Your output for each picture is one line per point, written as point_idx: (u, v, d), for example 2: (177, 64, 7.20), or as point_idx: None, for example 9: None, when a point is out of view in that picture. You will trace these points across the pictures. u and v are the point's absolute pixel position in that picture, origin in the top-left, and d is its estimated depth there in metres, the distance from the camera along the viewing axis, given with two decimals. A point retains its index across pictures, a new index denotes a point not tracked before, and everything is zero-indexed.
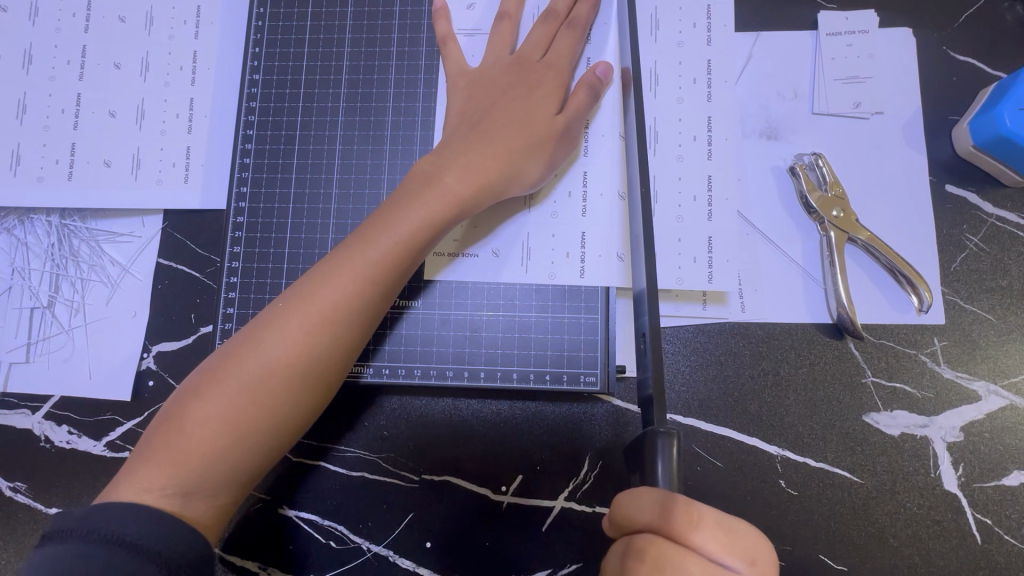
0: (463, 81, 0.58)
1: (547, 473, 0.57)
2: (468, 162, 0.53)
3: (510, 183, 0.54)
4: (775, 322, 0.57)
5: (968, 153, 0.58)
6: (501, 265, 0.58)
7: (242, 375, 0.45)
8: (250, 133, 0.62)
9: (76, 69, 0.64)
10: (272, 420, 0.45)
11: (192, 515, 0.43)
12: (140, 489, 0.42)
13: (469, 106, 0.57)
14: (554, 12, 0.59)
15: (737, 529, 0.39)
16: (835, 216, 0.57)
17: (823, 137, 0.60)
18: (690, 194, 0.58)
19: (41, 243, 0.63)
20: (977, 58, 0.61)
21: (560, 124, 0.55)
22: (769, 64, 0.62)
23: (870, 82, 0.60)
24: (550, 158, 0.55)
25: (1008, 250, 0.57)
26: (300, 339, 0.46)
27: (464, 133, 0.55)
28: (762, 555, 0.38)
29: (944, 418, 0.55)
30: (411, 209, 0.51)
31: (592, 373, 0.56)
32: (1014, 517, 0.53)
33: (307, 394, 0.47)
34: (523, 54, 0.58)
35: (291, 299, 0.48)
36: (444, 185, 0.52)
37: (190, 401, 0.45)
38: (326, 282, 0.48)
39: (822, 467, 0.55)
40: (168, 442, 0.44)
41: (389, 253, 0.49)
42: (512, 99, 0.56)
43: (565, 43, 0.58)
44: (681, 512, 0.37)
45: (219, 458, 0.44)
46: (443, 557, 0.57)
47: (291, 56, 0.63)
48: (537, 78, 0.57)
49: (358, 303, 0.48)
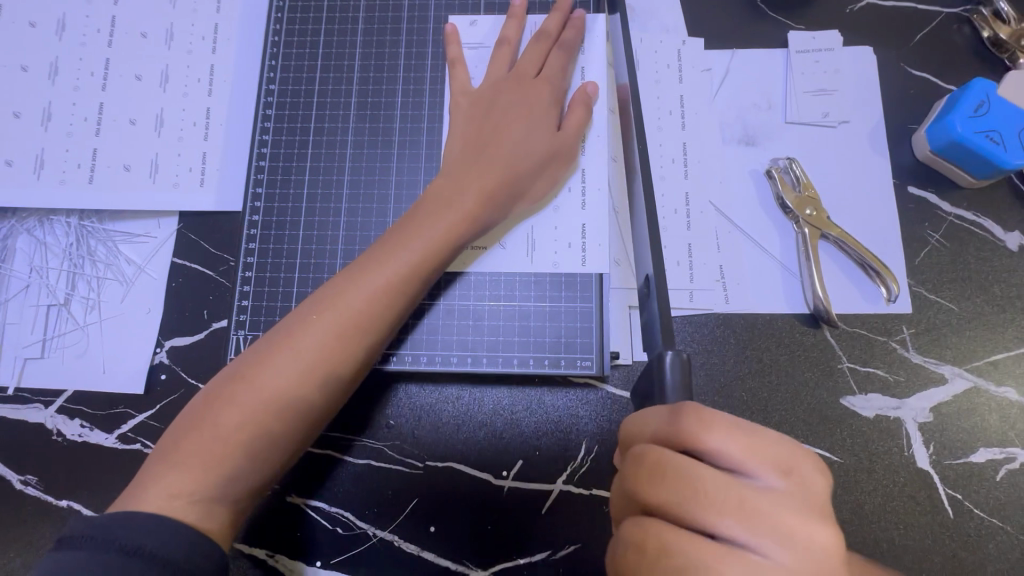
0: (464, 100, 0.63)
1: (544, 458, 0.60)
2: (481, 184, 0.56)
3: (515, 201, 0.59)
4: (757, 313, 0.62)
5: (926, 157, 0.63)
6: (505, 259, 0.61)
7: (272, 382, 0.48)
8: (266, 139, 0.66)
9: (100, 80, 0.68)
10: (301, 422, 0.49)
11: (212, 520, 0.45)
12: (170, 494, 0.44)
13: (471, 129, 0.61)
14: (545, 34, 0.64)
15: (757, 434, 0.38)
16: (809, 214, 0.62)
17: (797, 143, 0.66)
18: (670, 208, 0.64)
19: (60, 243, 0.66)
20: (931, 73, 0.67)
21: (562, 141, 0.60)
22: (746, 77, 0.67)
23: (838, 94, 0.66)
24: (554, 175, 0.61)
25: (966, 245, 0.63)
26: (329, 348, 0.50)
27: (473, 155, 0.58)
28: (791, 463, 0.37)
29: (914, 400, 0.59)
30: (429, 225, 0.55)
31: (587, 358, 0.60)
32: (982, 491, 0.57)
33: (335, 396, 0.51)
34: (518, 72, 0.62)
35: (321, 305, 0.51)
36: (462, 207, 0.56)
37: (219, 406, 0.48)
38: (355, 291, 0.52)
39: (804, 447, 0.58)
40: (198, 448, 0.46)
41: (413, 268, 0.53)
42: (514, 118, 0.60)
43: (556, 62, 0.63)
44: (686, 417, 0.37)
45: (249, 462, 0.47)
46: (445, 541, 0.59)
47: (304, 68, 0.68)
48: (533, 94, 0.61)
49: (383, 313, 0.52)
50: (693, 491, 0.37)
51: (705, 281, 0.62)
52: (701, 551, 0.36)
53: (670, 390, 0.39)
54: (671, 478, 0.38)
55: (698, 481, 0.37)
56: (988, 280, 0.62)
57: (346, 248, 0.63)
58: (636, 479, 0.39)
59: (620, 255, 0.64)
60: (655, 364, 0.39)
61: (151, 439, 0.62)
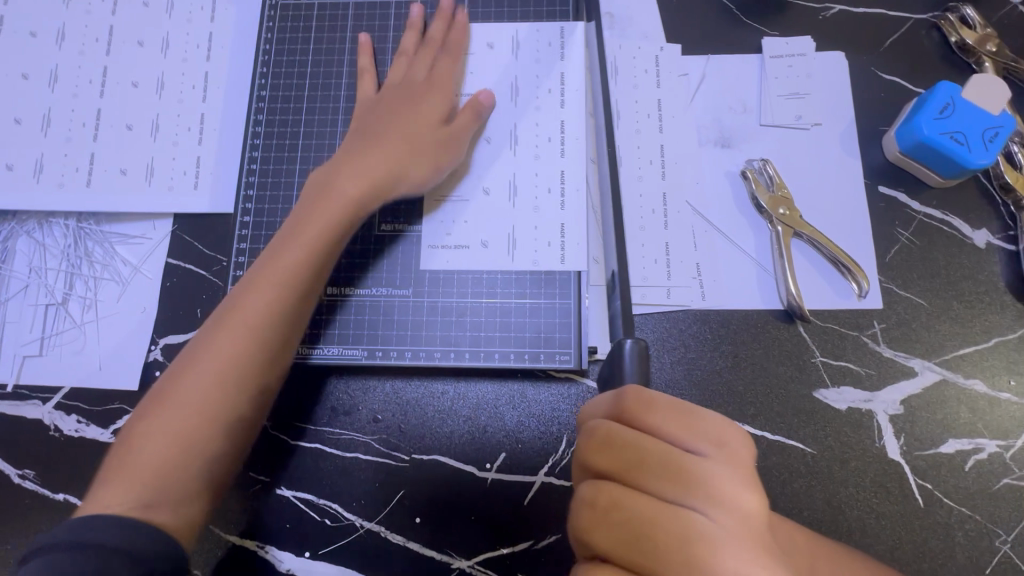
0: (364, 110, 0.65)
1: (525, 450, 0.62)
2: (358, 177, 0.59)
3: (401, 183, 0.61)
4: (732, 309, 0.64)
5: (895, 157, 0.66)
6: (431, 254, 0.64)
7: (185, 390, 0.50)
8: (257, 143, 0.69)
9: (98, 87, 0.70)
10: (218, 422, 0.50)
11: (158, 519, 0.46)
12: (102, 504, 0.46)
13: (359, 136, 0.63)
14: (408, 41, 0.67)
15: (697, 412, 0.41)
16: (782, 213, 0.64)
17: (771, 144, 0.68)
18: (648, 208, 0.66)
19: (58, 244, 0.68)
20: (902, 77, 0.69)
21: (441, 129, 0.62)
22: (721, 81, 0.70)
23: (810, 97, 0.69)
24: (439, 156, 0.62)
25: (935, 242, 0.64)
26: (229, 348, 0.52)
27: (353, 157, 0.61)
28: (727, 438, 0.41)
29: (885, 393, 0.61)
30: (315, 225, 0.57)
31: (566, 352, 0.62)
32: (951, 481, 0.59)
33: (251, 393, 0.52)
34: (390, 78, 0.65)
35: (216, 317, 0.54)
36: (337, 201, 0.58)
37: (138, 423, 0.50)
38: (245, 296, 0.54)
39: (777, 438, 0.60)
40: (123, 462, 0.48)
41: (303, 265, 0.55)
42: (389, 116, 0.62)
43: (422, 61, 0.66)
44: (633, 396, 0.40)
45: (173, 468, 0.48)
46: (431, 532, 0.60)
47: (295, 75, 0.70)
48: (419, 94, 0.64)
49: (278, 307, 0.54)
50: (639, 460, 0.40)
51: (682, 278, 0.64)
52: (645, 512, 0.39)
53: (628, 375, 0.43)
54: (621, 447, 0.40)
55: (645, 450, 0.40)
56: (956, 276, 0.64)
57: None
58: (588, 448, 0.41)
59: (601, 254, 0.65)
60: (616, 353, 0.43)
61: None
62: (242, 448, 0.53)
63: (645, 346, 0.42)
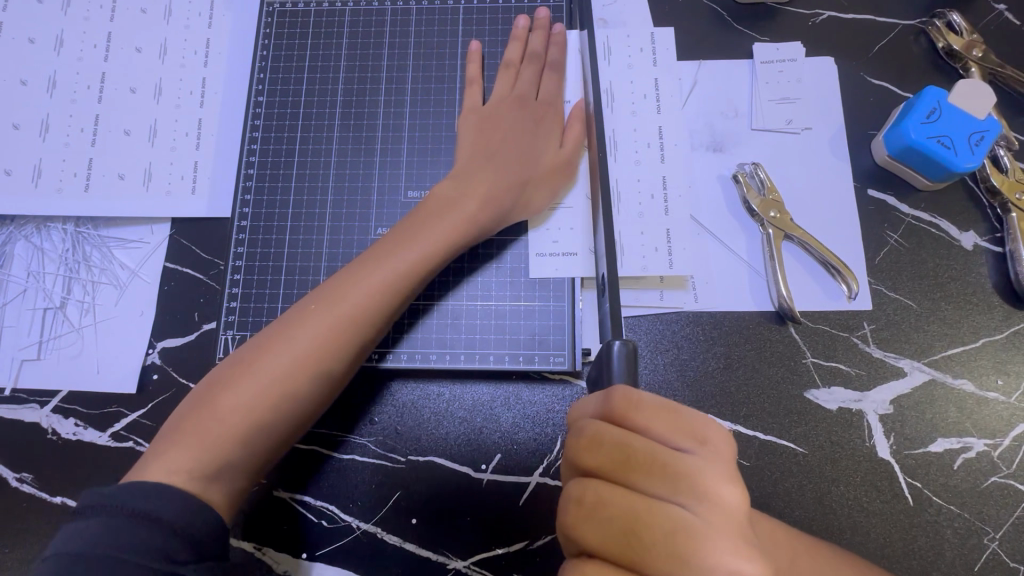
0: (473, 117, 0.66)
1: (520, 451, 0.63)
2: (482, 192, 0.60)
3: (518, 212, 0.62)
4: (725, 311, 0.64)
5: (884, 161, 0.67)
6: (537, 262, 0.64)
7: (273, 369, 0.51)
8: (255, 148, 0.69)
9: (96, 93, 0.71)
10: (295, 408, 0.52)
11: (211, 495, 0.48)
12: (172, 467, 0.47)
13: (480, 140, 0.64)
14: (536, 55, 0.68)
15: (683, 410, 0.42)
16: (773, 216, 0.65)
17: (762, 149, 0.69)
18: (646, 194, 0.66)
19: (56, 249, 0.69)
20: (889, 82, 0.70)
21: (562, 156, 0.64)
22: (713, 86, 0.71)
23: (800, 102, 0.70)
24: (552, 187, 0.64)
25: (923, 244, 0.65)
26: (326, 340, 0.52)
27: (478, 164, 0.62)
28: (712, 435, 0.41)
29: (875, 393, 0.62)
30: (427, 229, 0.58)
31: (561, 354, 0.63)
32: (941, 479, 0.59)
33: (329, 386, 0.53)
34: (521, 90, 0.66)
35: (322, 301, 0.54)
36: (462, 210, 0.59)
37: (221, 390, 0.51)
38: (355, 290, 0.54)
39: (770, 439, 0.61)
40: (199, 427, 0.49)
41: (410, 267, 0.56)
42: (517, 134, 0.63)
43: (551, 84, 0.67)
44: (619, 396, 0.41)
45: (245, 444, 0.50)
46: (426, 533, 0.61)
47: (291, 81, 0.71)
48: (539, 113, 0.65)
49: (380, 307, 0.55)
50: (625, 458, 0.40)
51: (675, 280, 0.65)
52: (630, 509, 0.39)
53: (617, 376, 0.43)
54: (607, 446, 0.41)
55: (630, 449, 0.40)
56: (944, 277, 0.65)
57: (330, 251, 0.66)
58: (575, 447, 0.42)
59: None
60: (605, 354, 0.44)
61: (144, 437, 0.64)
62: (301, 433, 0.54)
63: (634, 347, 0.42)
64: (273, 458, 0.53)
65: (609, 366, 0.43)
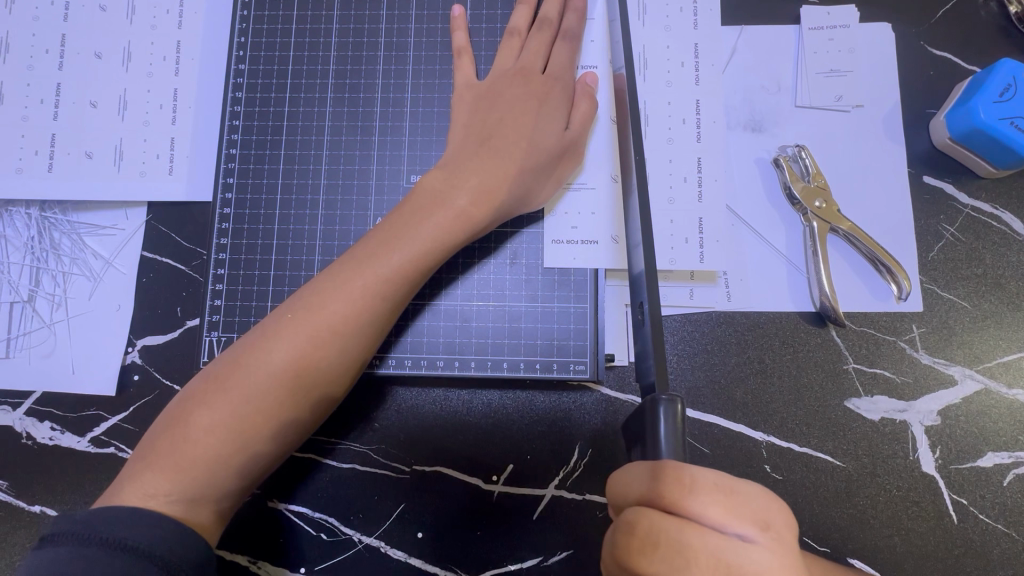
0: (470, 93, 0.58)
1: (534, 462, 0.58)
2: (479, 182, 0.52)
3: (520, 204, 0.55)
4: (760, 311, 0.59)
5: (944, 145, 0.60)
6: (553, 248, 0.58)
7: (249, 383, 0.45)
8: (236, 124, 0.62)
9: (55, 58, 0.63)
10: (277, 426, 0.46)
11: (195, 519, 0.43)
12: (146, 493, 0.42)
13: (474, 120, 0.56)
14: (546, 20, 0.59)
15: (740, 491, 0.36)
16: (819, 207, 0.58)
17: (807, 129, 0.61)
18: (679, 176, 0.59)
19: (21, 235, 0.62)
20: (953, 54, 0.62)
21: (568, 139, 0.56)
22: (754, 56, 0.63)
23: (852, 75, 0.62)
24: (558, 177, 0.56)
25: (982, 239, 0.59)
26: (307, 350, 0.46)
27: (473, 149, 0.54)
28: (773, 518, 0.36)
29: (922, 403, 0.57)
30: (421, 225, 0.50)
31: (580, 361, 0.57)
32: (989, 497, 0.55)
33: (314, 400, 0.47)
34: (525, 63, 0.58)
35: (299, 308, 0.48)
36: (456, 205, 0.51)
37: (194, 408, 0.45)
38: (335, 292, 0.48)
39: (806, 452, 0.56)
40: (172, 448, 0.44)
41: (401, 268, 0.49)
42: (521, 114, 0.55)
43: (562, 54, 0.58)
44: (671, 478, 0.35)
45: (223, 466, 0.44)
46: (434, 547, 0.57)
47: (277, 46, 0.63)
48: (544, 89, 0.56)
49: (366, 314, 0.48)
50: (683, 558, 0.35)
51: (707, 277, 0.59)
52: None
53: (662, 445, 0.36)
54: (661, 543, 0.36)
55: (688, 547, 0.35)
56: (1002, 276, 0.59)
57: (324, 243, 0.59)
58: (624, 545, 0.37)
59: (620, 232, 0.58)
60: (648, 415, 0.37)
61: (125, 443, 0.59)
62: (289, 452, 0.49)
63: (683, 411, 0.35)
64: (260, 480, 0.48)
65: (650, 424, 0.37)
